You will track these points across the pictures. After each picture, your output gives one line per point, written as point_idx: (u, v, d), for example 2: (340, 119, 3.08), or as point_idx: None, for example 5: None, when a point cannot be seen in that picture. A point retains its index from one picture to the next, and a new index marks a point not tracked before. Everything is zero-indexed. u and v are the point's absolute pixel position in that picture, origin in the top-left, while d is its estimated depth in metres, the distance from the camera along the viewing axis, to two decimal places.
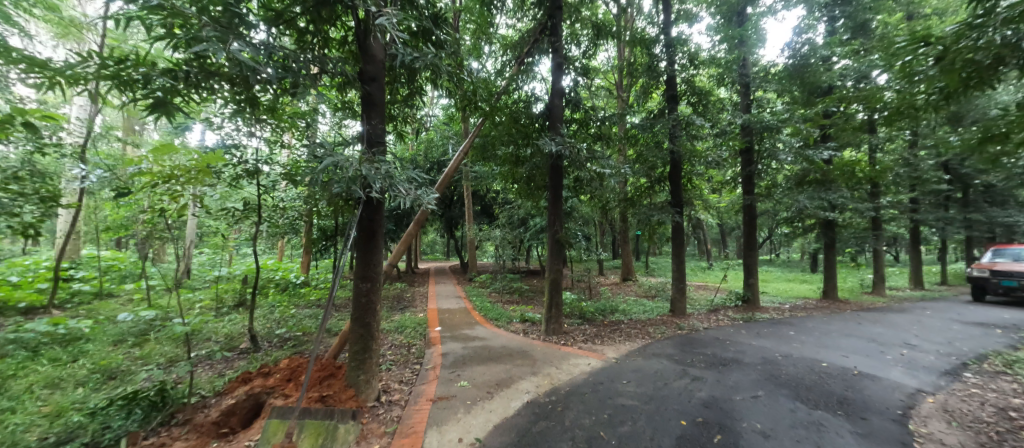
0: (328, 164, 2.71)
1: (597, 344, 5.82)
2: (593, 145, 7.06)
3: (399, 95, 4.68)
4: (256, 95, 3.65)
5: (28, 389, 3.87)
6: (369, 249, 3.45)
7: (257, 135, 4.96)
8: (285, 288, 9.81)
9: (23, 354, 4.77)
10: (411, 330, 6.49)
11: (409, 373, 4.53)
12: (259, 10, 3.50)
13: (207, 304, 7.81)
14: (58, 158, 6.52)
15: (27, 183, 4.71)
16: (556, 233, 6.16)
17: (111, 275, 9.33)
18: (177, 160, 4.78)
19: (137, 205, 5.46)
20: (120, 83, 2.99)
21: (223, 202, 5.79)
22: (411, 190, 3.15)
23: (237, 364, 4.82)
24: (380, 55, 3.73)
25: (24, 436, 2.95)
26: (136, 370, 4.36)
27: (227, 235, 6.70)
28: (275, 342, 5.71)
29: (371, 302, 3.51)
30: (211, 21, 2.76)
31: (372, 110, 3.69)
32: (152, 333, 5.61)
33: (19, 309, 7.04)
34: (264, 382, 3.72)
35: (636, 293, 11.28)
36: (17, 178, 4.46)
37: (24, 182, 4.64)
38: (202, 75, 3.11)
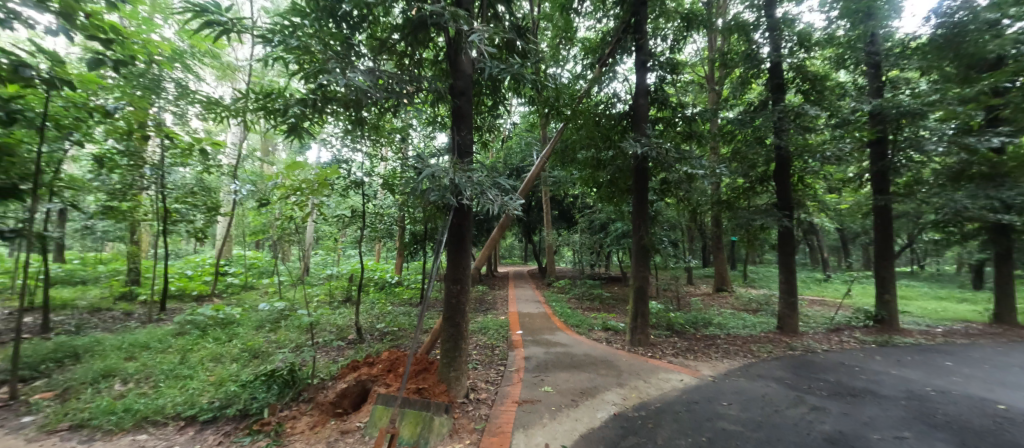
0: (427, 174, 2.93)
1: (690, 359, 5.39)
2: (684, 144, 6.59)
3: (484, 106, 4.91)
4: (362, 115, 4.16)
5: (201, 360, 4.86)
6: (459, 253, 3.65)
7: (361, 151, 5.61)
8: (382, 286, 10.85)
9: (196, 333, 6.00)
10: (494, 332, 6.69)
11: (493, 374, 4.67)
12: (366, 40, 4.07)
13: (322, 298, 9.00)
14: (219, 176, 8.13)
15: (202, 193, 5.89)
16: (643, 239, 5.87)
17: (253, 271, 11.27)
18: (303, 175, 5.61)
19: (272, 213, 6.53)
20: (266, 112, 3.66)
21: (336, 210, 6.63)
22: (499, 197, 3.23)
23: (347, 353, 5.46)
24: (468, 70, 3.93)
25: (199, 399, 3.73)
26: (273, 352, 5.20)
27: (337, 238, 7.66)
28: (376, 335, 6.33)
29: (461, 303, 3.71)
30: (332, 54, 3.23)
31: (461, 122, 3.88)
32: (283, 321, 6.64)
33: (193, 295, 8.96)
34: (369, 371, 4.14)
35: (734, 305, 10.23)
36: (199, 185, 5.58)
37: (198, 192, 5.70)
38: (323, 101, 3.62)
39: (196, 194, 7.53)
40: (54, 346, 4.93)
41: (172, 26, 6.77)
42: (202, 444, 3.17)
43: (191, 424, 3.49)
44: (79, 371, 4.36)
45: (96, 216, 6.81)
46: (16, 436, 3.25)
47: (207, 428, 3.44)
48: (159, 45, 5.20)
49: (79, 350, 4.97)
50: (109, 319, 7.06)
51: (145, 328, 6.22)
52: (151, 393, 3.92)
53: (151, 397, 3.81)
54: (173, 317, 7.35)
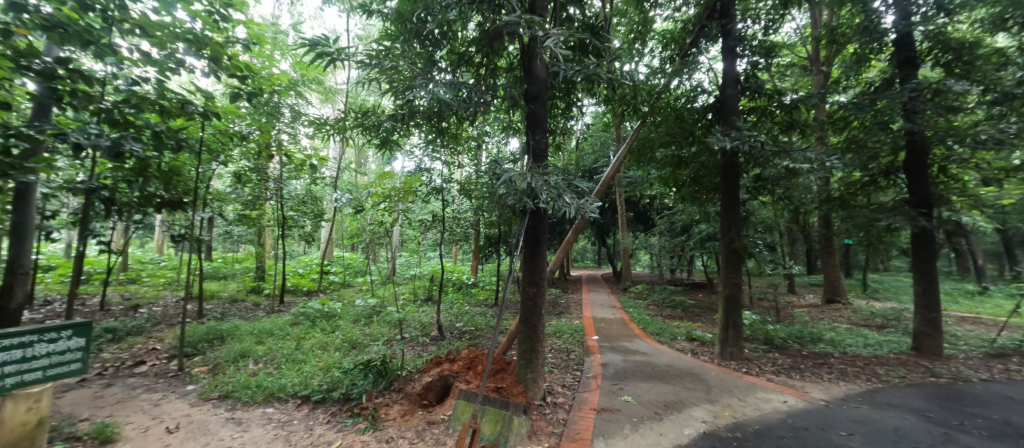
0: (504, 179, 3.00)
1: (795, 379, 4.77)
2: (784, 135, 5.88)
3: (558, 109, 4.90)
4: (443, 125, 4.44)
5: (311, 348, 5.56)
6: (534, 255, 3.69)
7: (441, 159, 5.98)
8: (460, 287, 11.39)
9: (307, 324, 6.89)
10: (569, 336, 6.60)
11: (569, 379, 4.62)
12: (445, 55, 4.34)
13: (407, 296, 9.74)
14: (323, 186, 9.26)
15: (315, 200, 6.74)
16: (734, 242, 5.36)
17: (350, 271, 12.58)
18: (391, 183, 6.14)
19: (366, 218, 7.25)
20: (363, 128, 4.13)
21: (419, 215, 7.14)
22: (575, 200, 3.17)
23: (430, 349, 5.83)
24: (542, 74, 3.94)
25: (311, 381, 4.29)
26: (368, 344, 5.76)
27: (420, 241, 8.23)
28: (456, 333, 6.65)
29: (537, 306, 3.73)
30: (418, 72, 3.52)
31: (536, 127, 3.90)
32: (375, 317, 7.31)
33: (304, 291, 10.29)
34: (451, 367, 4.36)
35: (850, 319, 8.84)
36: (314, 193, 6.45)
37: (313, 200, 6.58)
38: (410, 115, 3.96)
39: (306, 203, 8.68)
40: (207, 329, 6.05)
41: (287, 59, 7.88)
42: (315, 421, 3.64)
43: (306, 402, 4.02)
44: (224, 351, 5.29)
45: (234, 223, 8.19)
46: (184, 401, 4.04)
47: (318, 407, 3.93)
48: (279, 77, 6.09)
49: (224, 334, 6.02)
50: (243, 308, 8.44)
51: (269, 318, 7.30)
52: (276, 373, 4.61)
53: (275, 377, 4.47)
54: (289, 309, 8.53)
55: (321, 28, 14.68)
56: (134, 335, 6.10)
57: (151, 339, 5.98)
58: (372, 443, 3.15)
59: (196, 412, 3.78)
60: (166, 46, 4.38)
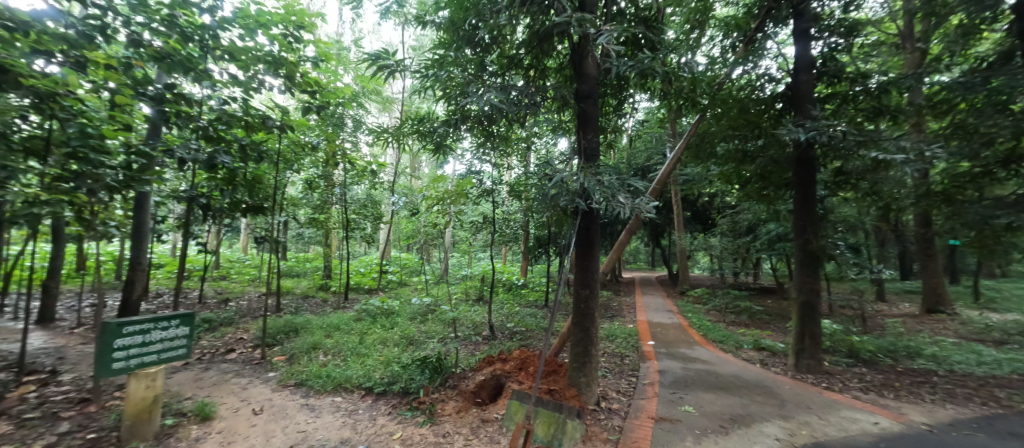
0: (557, 180, 2.99)
1: (887, 398, 4.25)
2: (869, 123, 5.26)
3: (609, 107, 4.78)
4: (493, 128, 4.52)
5: (373, 342, 5.90)
6: (587, 256, 3.64)
7: (491, 161, 6.09)
8: (510, 287, 11.50)
9: (369, 320, 7.33)
10: (623, 341, 6.39)
11: (625, 385, 4.48)
12: (496, 59, 4.42)
13: (460, 296, 10.02)
14: (381, 190, 9.80)
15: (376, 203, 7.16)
16: (809, 244, 4.90)
17: (406, 270, 13.19)
18: (445, 187, 6.35)
19: (421, 220, 7.57)
20: (419, 134, 4.33)
21: (471, 217, 7.32)
22: (630, 200, 3.06)
23: (482, 348, 5.95)
24: (594, 72, 3.86)
25: (374, 374, 4.56)
26: (424, 341, 6.00)
27: (471, 242, 8.42)
28: (507, 334, 6.73)
29: (591, 308, 3.67)
30: (469, 77, 3.63)
31: (588, 125, 3.84)
32: (430, 315, 7.60)
33: (365, 289, 10.94)
34: (503, 366, 4.42)
35: (956, 332, 7.69)
36: (376, 197, 6.85)
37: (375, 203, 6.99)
38: (462, 120, 4.09)
39: (366, 207, 9.24)
40: (284, 322, 6.65)
41: (349, 73, 8.44)
42: (378, 411, 3.87)
43: (370, 393, 4.27)
44: (299, 343, 5.78)
45: (305, 226, 8.93)
46: (266, 386, 4.48)
47: (380, 399, 4.16)
48: (343, 90, 6.55)
49: (298, 327, 6.58)
50: (313, 304, 9.17)
51: (335, 313, 7.86)
52: (343, 365, 4.96)
53: (342, 368, 4.80)
54: (352, 306, 9.13)
55: (379, 42, 15.58)
56: (225, 326, 6.88)
57: (239, 329, 6.70)
58: (430, 436, 3.29)
59: (277, 396, 4.18)
60: (249, 68, 5.00)
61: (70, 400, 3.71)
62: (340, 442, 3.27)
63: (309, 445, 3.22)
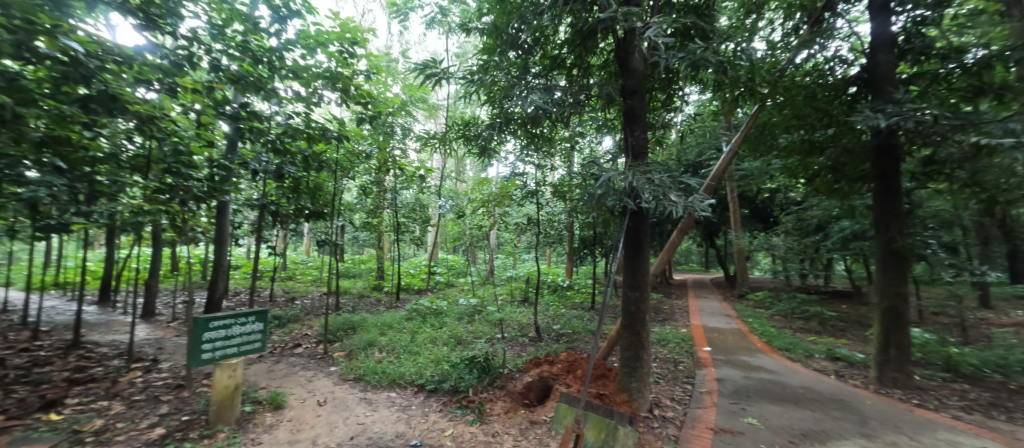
0: (603, 179, 2.92)
1: (996, 420, 3.71)
2: (966, 105, 4.63)
3: (657, 101, 4.60)
4: (536, 130, 4.53)
5: (424, 341, 6.10)
6: (637, 257, 3.53)
7: (535, 162, 6.10)
8: (556, 289, 11.41)
9: (419, 319, 7.61)
10: (676, 346, 6.10)
11: (679, 392, 4.28)
12: (539, 60, 4.42)
13: (505, 297, 10.12)
14: (428, 194, 10.15)
15: (426, 206, 7.44)
16: (892, 243, 4.41)
17: (454, 271, 13.53)
18: (489, 189, 6.46)
19: (468, 222, 7.73)
20: (464, 139, 4.44)
21: (516, 218, 7.36)
22: (683, 198, 2.90)
23: (529, 349, 5.96)
24: (640, 67, 3.74)
25: (425, 372, 4.71)
26: (472, 341, 6.12)
27: (516, 243, 8.47)
28: (553, 335, 6.69)
29: (641, 312, 3.54)
30: (512, 80, 3.66)
31: (635, 122, 3.73)
32: (477, 316, 7.74)
33: (415, 289, 11.36)
34: (550, 368, 4.39)
35: None
36: (425, 200, 7.11)
37: (424, 206, 7.26)
38: (506, 123, 4.14)
39: (415, 210, 9.61)
40: (342, 320, 7.08)
41: (398, 84, 8.83)
42: (430, 408, 3.99)
43: (422, 390, 4.41)
44: (356, 340, 6.13)
45: (359, 229, 9.45)
46: (328, 380, 4.79)
47: (432, 396, 4.29)
48: (393, 100, 6.86)
49: (355, 324, 6.97)
50: (368, 303, 9.68)
51: (388, 312, 8.23)
52: (397, 362, 5.18)
53: (396, 365, 5.01)
54: (404, 305, 9.51)
55: (425, 51, 16.16)
56: (292, 322, 7.45)
57: (304, 325, 7.23)
58: (479, 435, 3.35)
59: (338, 390, 4.45)
60: (310, 85, 5.37)
61: (168, 386, 4.20)
62: (396, 436, 3.42)
63: (367, 437, 3.39)
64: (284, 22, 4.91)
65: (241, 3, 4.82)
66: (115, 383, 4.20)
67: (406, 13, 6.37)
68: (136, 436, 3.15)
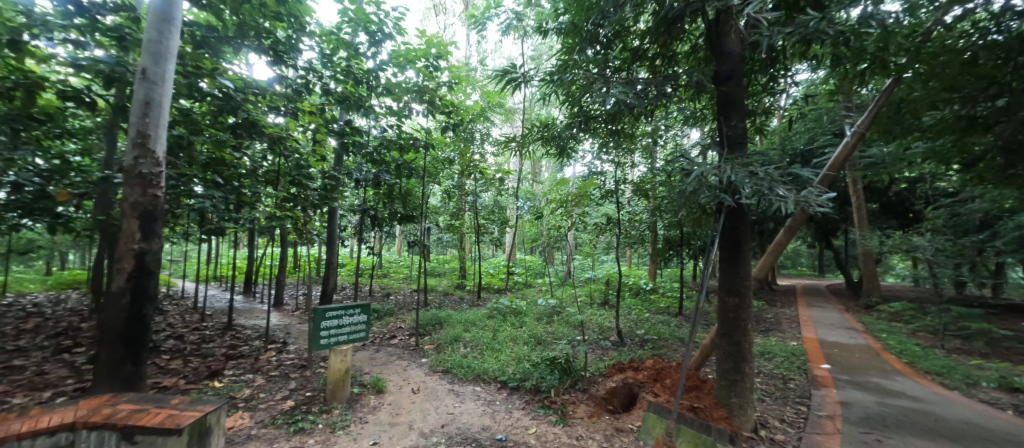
0: (695, 174, 2.61)
1: None
2: None
3: (758, 85, 4.10)
4: (617, 125, 4.36)
5: (505, 339, 6.24)
6: (736, 260, 3.19)
7: (615, 160, 5.89)
8: (638, 291, 10.87)
9: (500, 318, 7.81)
10: (785, 360, 5.38)
11: (791, 413, 3.77)
12: (619, 53, 4.24)
13: (584, 298, 9.93)
14: (506, 196, 10.41)
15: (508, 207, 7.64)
16: None
17: (531, 272, 13.65)
18: (567, 189, 6.38)
19: (546, 222, 7.74)
20: (543, 140, 4.46)
21: (595, 218, 7.18)
22: (794, 192, 2.53)
23: (611, 353, 5.76)
24: (737, 49, 3.38)
25: (507, 369, 4.80)
26: (552, 342, 6.10)
27: (595, 244, 8.28)
28: (637, 340, 6.38)
29: (741, 320, 3.19)
30: (592, 76, 3.58)
31: (731, 110, 3.39)
32: (556, 317, 7.71)
33: (496, 288, 11.69)
34: (635, 375, 4.19)
35: None
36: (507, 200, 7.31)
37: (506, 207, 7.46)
38: (586, 120, 4.06)
39: (494, 212, 9.93)
40: (430, 316, 7.56)
41: (477, 91, 9.19)
42: (513, 405, 4.06)
43: (504, 387, 4.51)
44: (443, 334, 6.50)
45: (444, 231, 10.04)
46: (420, 370, 5.14)
47: (514, 393, 4.36)
48: (473, 107, 7.16)
49: (441, 320, 7.40)
50: (452, 300, 10.22)
51: (471, 310, 8.60)
52: (480, 358, 5.37)
53: (480, 361, 5.20)
54: (485, 303, 9.88)
55: (501, 58, 16.60)
56: (387, 316, 8.18)
57: (398, 319, 7.89)
58: (563, 436, 3.34)
59: (429, 380, 4.76)
60: (401, 100, 5.86)
61: (294, 365, 4.90)
62: (482, 429, 3.54)
63: (456, 427, 3.57)
64: (378, 45, 5.41)
65: (344, 33, 5.45)
66: (258, 359, 5.03)
67: (484, 22, 6.58)
68: (273, 405, 3.72)
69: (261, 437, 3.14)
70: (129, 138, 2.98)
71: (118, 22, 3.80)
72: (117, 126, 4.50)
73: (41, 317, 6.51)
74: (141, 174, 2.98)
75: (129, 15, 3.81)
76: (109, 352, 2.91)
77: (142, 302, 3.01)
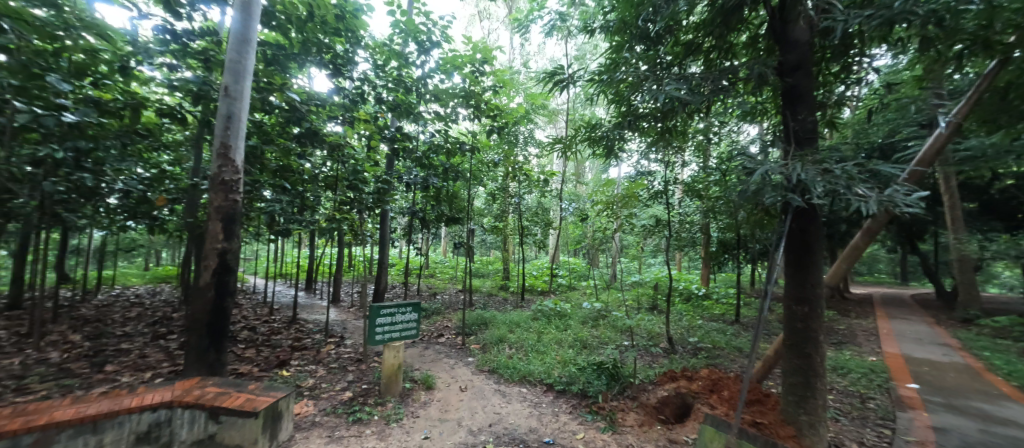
0: (758, 173, 2.42)
1: None
2: None
3: (829, 75, 3.77)
4: (669, 123, 4.20)
5: (550, 341, 6.20)
6: (805, 265, 2.95)
7: (664, 160, 5.67)
8: (689, 297, 10.36)
9: (545, 319, 7.78)
10: (863, 377, 4.87)
11: (871, 436, 3.41)
12: (671, 47, 4.07)
13: (631, 302, 9.63)
14: (550, 197, 10.37)
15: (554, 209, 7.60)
16: None
17: (575, 275, 13.47)
18: (614, 191, 6.22)
19: (592, 223, 7.63)
20: (590, 141, 4.38)
21: (643, 220, 6.95)
22: (875, 192, 2.28)
23: (661, 361, 5.53)
24: (805, 36, 3.12)
25: (552, 372, 4.76)
26: (598, 347, 5.97)
27: (642, 246, 8.02)
28: (689, 348, 6.08)
29: (811, 331, 2.94)
30: (641, 73, 3.48)
31: (798, 104, 3.15)
32: (602, 321, 7.56)
33: (539, 290, 11.65)
34: (689, 385, 4.01)
35: None
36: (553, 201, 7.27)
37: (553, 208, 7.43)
38: (635, 119, 3.93)
39: (537, 214, 9.94)
40: (476, 316, 7.69)
41: (521, 93, 9.24)
42: (560, 408, 4.01)
43: (550, 390, 4.47)
44: (488, 334, 6.59)
45: (488, 232, 10.18)
46: (467, 369, 5.24)
47: (561, 396, 4.30)
48: (517, 110, 7.22)
49: (487, 320, 7.50)
50: (497, 301, 10.33)
51: (515, 311, 8.64)
52: (525, 359, 5.38)
53: (526, 362, 5.20)
54: (529, 305, 9.89)
55: (544, 60, 16.58)
56: (435, 314, 8.43)
57: (445, 318, 8.12)
58: (613, 444, 3.26)
59: (476, 379, 4.84)
60: (448, 105, 6.03)
61: (351, 359, 5.19)
62: (529, 431, 3.54)
63: (504, 427, 3.60)
64: (427, 53, 5.62)
65: (395, 44, 5.72)
66: (319, 351, 5.39)
67: (527, 25, 6.60)
68: (334, 395, 3.96)
69: (324, 424, 3.35)
70: (214, 149, 3.31)
71: (204, 45, 4.24)
72: (202, 139, 5.04)
73: (141, 307, 7.42)
74: (224, 181, 3.31)
75: (212, 39, 4.23)
76: (197, 340, 3.26)
77: (224, 296, 3.33)
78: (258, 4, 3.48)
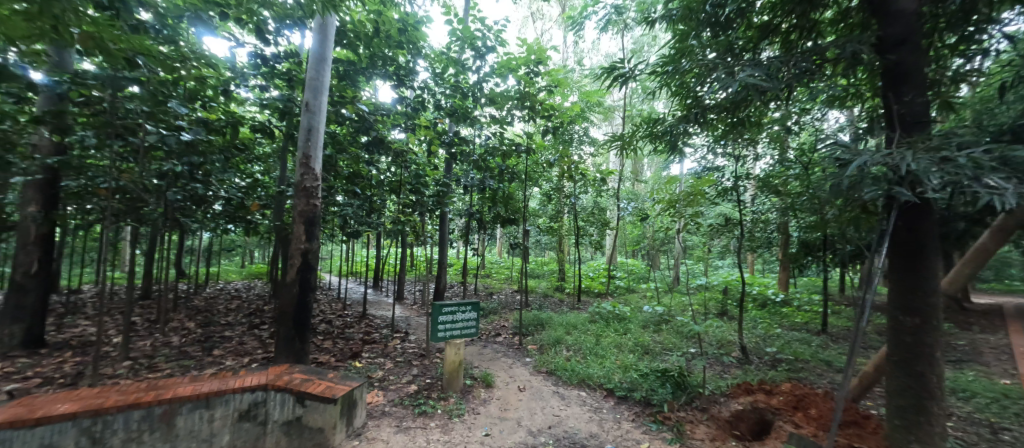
0: (855, 165, 2.15)
1: None
2: None
3: (941, 49, 3.24)
4: (741, 114, 3.88)
5: (609, 345, 6.01)
6: (915, 270, 2.56)
7: (735, 154, 5.24)
8: (764, 303, 9.50)
9: (603, 322, 7.58)
10: (992, 402, 4.12)
11: None
12: (743, 32, 3.76)
13: (696, 307, 9.05)
14: (607, 197, 10.08)
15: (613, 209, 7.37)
16: None
17: (634, 277, 12.95)
18: (677, 189, 5.88)
19: (653, 223, 7.29)
20: (652, 136, 4.16)
21: (710, 219, 6.48)
22: (1010, 184, 1.92)
23: (733, 371, 5.12)
24: (913, 6, 2.70)
25: (612, 377, 4.61)
26: (661, 353, 5.68)
27: (709, 247, 7.49)
28: (766, 359, 5.57)
29: (925, 346, 2.54)
30: (709, 62, 3.24)
31: (903, 85, 2.75)
32: (665, 326, 7.19)
33: (596, 292, 11.35)
34: (768, 400, 3.67)
35: None
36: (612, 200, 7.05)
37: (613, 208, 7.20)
38: (703, 111, 3.68)
39: (594, 214, 9.70)
40: (533, 317, 7.69)
41: (575, 92, 9.09)
42: (621, 415, 3.87)
43: (611, 395, 4.33)
44: (545, 336, 6.55)
45: (543, 233, 10.14)
46: (525, 369, 5.25)
47: (623, 403, 4.15)
48: (571, 109, 7.11)
49: (543, 322, 7.47)
50: (553, 302, 10.25)
51: (572, 313, 8.51)
52: (583, 363, 5.27)
53: (584, 365, 5.08)
54: (585, 307, 9.69)
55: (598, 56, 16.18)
56: (492, 314, 8.56)
57: (502, 318, 8.21)
58: None
59: (534, 379, 4.83)
60: (504, 108, 6.09)
61: (416, 354, 5.44)
62: (590, 436, 3.46)
63: (564, 429, 3.55)
64: (482, 58, 5.73)
65: (452, 51, 5.91)
66: (387, 346, 5.72)
67: (582, 22, 6.46)
68: (401, 388, 4.17)
69: (394, 414, 3.54)
70: (297, 159, 3.65)
71: (287, 65, 4.69)
72: (286, 150, 5.58)
73: (239, 300, 8.41)
74: (305, 188, 3.63)
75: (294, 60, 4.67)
76: (285, 331, 3.60)
77: (306, 291, 3.65)
78: (332, 24, 3.77)
